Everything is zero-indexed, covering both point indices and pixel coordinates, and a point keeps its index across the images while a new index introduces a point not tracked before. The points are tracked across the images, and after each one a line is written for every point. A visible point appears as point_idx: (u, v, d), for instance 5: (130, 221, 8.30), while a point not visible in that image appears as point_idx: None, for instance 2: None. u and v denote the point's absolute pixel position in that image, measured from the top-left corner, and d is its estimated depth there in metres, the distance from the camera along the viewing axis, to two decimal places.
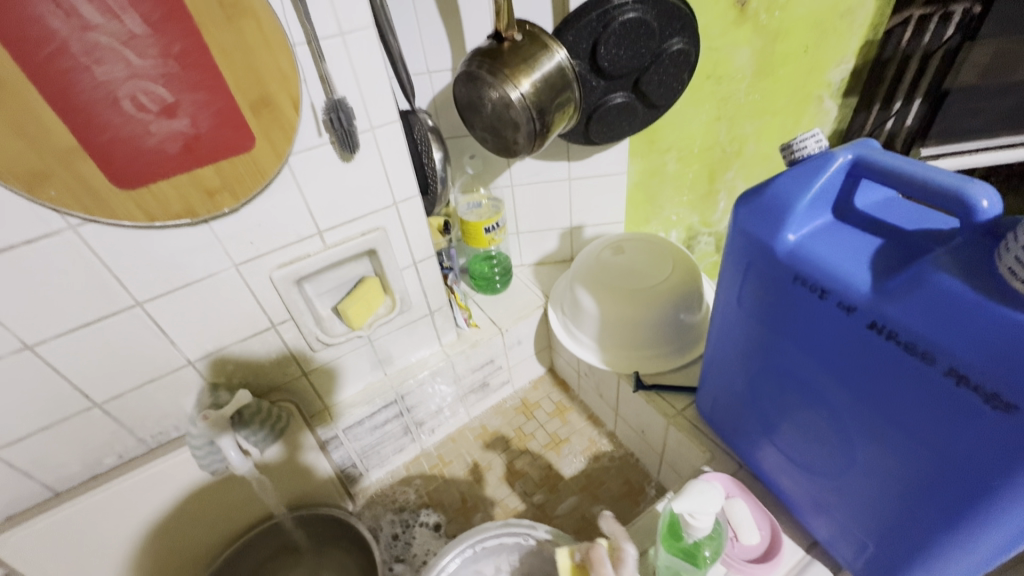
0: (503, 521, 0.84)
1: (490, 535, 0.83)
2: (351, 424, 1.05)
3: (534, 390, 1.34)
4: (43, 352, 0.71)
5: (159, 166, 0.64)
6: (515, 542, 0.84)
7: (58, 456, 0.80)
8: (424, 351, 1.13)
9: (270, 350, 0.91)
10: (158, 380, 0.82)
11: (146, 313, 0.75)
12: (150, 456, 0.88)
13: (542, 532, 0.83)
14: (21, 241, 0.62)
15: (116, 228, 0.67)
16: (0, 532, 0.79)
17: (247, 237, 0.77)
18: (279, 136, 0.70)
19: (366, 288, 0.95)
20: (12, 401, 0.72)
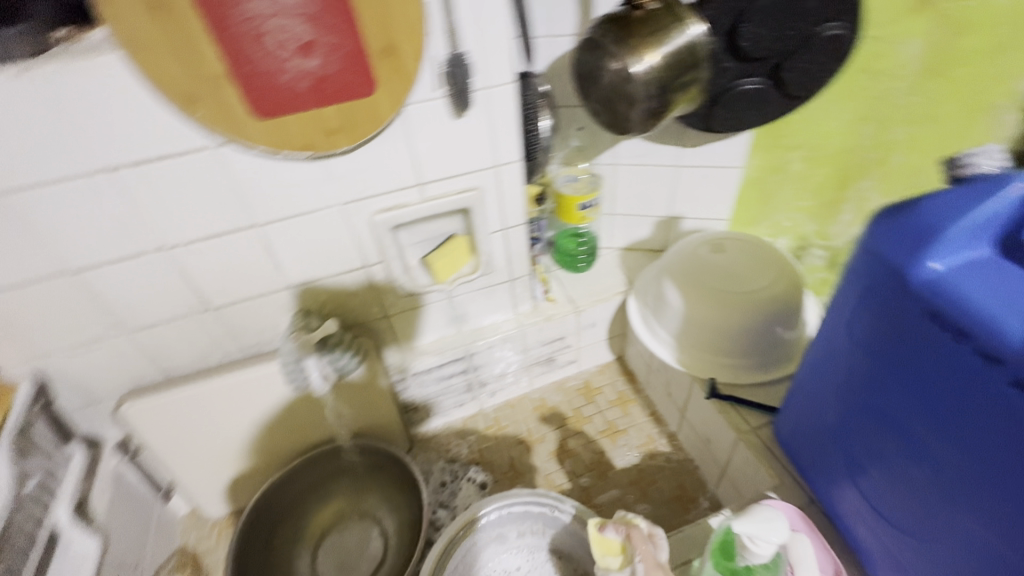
0: (533, 490, 0.90)
1: (519, 501, 0.90)
2: (422, 370, 1.11)
3: (600, 374, 1.32)
4: (177, 255, 0.80)
5: (288, 102, 0.67)
6: (541, 511, 0.90)
7: (176, 347, 0.91)
8: (499, 316, 1.15)
9: (360, 288, 0.97)
10: (262, 297, 0.91)
11: (261, 235, 0.83)
12: (246, 362, 0.97)
13: (570, 507, 0.88)
14: (172, 153, 0.70)
15: (247, 153, 0.73)
16: (123, 401, 0.91)
17: (356, 178, 0.81)
18: (399, 85, 0.71)
19: (454, 244, 0.98)
20: (149, 292, 0.82)
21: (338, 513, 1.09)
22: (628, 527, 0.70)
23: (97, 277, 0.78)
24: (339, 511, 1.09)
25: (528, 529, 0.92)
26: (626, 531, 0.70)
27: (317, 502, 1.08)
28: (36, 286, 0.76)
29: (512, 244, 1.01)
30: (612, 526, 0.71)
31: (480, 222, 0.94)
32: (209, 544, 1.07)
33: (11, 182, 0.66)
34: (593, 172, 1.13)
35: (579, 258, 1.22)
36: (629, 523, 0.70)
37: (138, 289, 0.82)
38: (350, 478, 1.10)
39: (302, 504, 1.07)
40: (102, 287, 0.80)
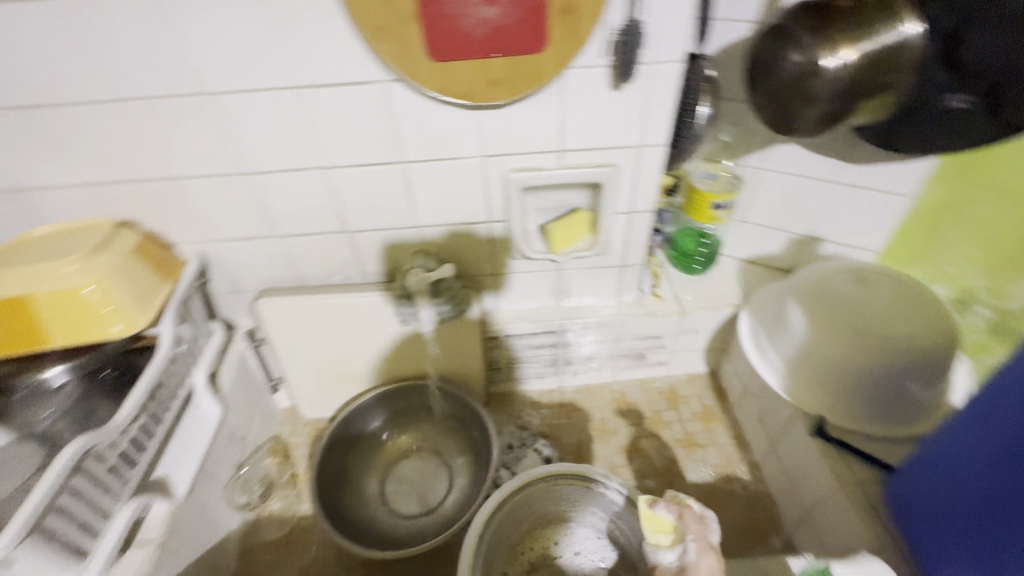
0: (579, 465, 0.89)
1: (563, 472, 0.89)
2: (514, 333, 1.13)
3: (688, 384, 1.26)
4: (331, 175, 0.88)
5: (463, 47, 0.70)
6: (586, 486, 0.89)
7: (310, 259, 1.01)
8: (600, 299, 1.13)
9: (478, 241, 1.00)
10: (391, 230, 0.97)
11: (405, 171, 0.88)
12: (363, 287, 1.05)
13: (616, 486, 0.87)
14: (350, 81, 0.76)
15: (413, 92, 0.78)
16: (261, 295, 1.04)
17: (503, 134, 0.83)
18: (569, 46, 0.71)
19: (576, 217, 0.97)
20: (301, 204, 0.92)
21: (408, 445, 1.16)
22: (681, 508, 0.69)
23: (263, 180, 0.88)
24: (409, 443, 1.16)
25: (569, 506, 0.92)
26: (679, 510, 0.69)
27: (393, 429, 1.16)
28: (217, 179, 0.87)
29: (634, 229, 0.98)
30: (664, 504, 0.70)
31: (608, 200, 0.92)
32: (298, 440, 1.18)
33: (219, 83, 0.76)
34: (735, 173, 1.06)
35: (694, 259, 1.16)
36: (682, 502, 0.69)
37: (293, 199, 0.91)
38: (426, 417, 1.17)
39: (380, 428, 1.15)
40: (265, 190, 0.89)
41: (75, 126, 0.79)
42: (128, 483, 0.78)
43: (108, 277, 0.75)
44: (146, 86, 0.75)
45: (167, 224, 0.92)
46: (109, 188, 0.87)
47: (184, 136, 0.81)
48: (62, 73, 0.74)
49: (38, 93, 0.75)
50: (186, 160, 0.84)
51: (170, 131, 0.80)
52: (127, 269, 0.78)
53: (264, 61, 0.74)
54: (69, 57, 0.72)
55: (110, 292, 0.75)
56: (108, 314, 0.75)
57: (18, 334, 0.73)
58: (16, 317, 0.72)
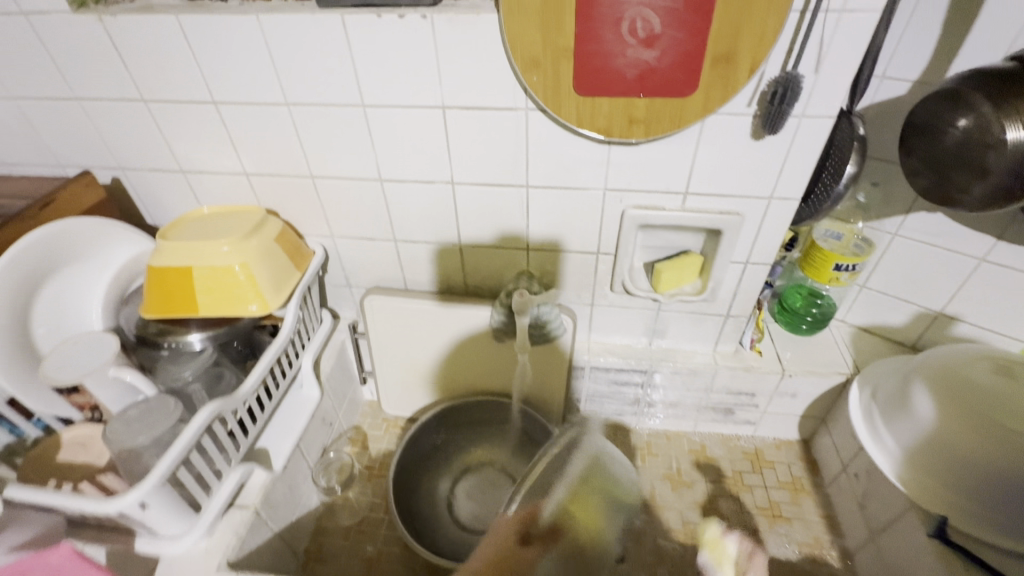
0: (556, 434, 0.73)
1: None
2: (601, 366, 1.12)
3: (775, 449, 1.18)
4: (456, 190, 0.92)
5: (611, 84, 0.71)
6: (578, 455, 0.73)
7: (420, 265, 1.06)
8: (695, 346, 1.09)
9: (582, 270, 1.00)
10: (500, 249, 1.00)
11: (526, 195, 0.90)
12: (463, 298, 1.09)
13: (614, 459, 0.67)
14: (494, 106, 0.80)
15: (551, 122, 0.80)
16: (370, 293, 1.10)
17: (629, 171, 0.84)
18: (718, 93, 0.70)
19: (687, 260, 0.95)
20: (423, 215, 0.97)
21: (475, 458, 1.17)
22: (751, 549, 0.66)
23: (393, 187, 0.94)
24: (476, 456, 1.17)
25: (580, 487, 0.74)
26: (752, 550, 0.65)
27: (464, 439, 1.18)
28: (353, 181, 0.94)
29: (746, 280, 0.95)
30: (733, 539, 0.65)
31: (725, 249, 0.90)
32: (376, 433, 1.24)
33: (374, 96, 0.82)
34: (865, 237, 1.00)
35: (803, 320, 1.10)
36: (756, 543, 0.66)
37: (417, 207, 0.96)
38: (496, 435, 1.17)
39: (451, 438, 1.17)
40: (393, 196, 0.95)
41: (246, 121, 0.89)
42: (241, 449, 0.84)
43: (254, 260, 0.84)
44: (312, 92, 0.83)
45: (303, 216, 1.01)
46: (261, 178, 0.96)
47: (334, 140, 0.89)
48: (246, 75, 0.83)
49: (223, 91, 0.85)
50: (330, 162, 0.92)
51: (323, 134, 0.88)
52: (269, 255, 0.87)
53: (420, 81, 0.79)
54: (255, 61, 0.81)
55: (253, 273, 0.84)
56: (249, 292, 0.83)
57: (175, 300, 0.82)
58: (176, 285, 0.82)
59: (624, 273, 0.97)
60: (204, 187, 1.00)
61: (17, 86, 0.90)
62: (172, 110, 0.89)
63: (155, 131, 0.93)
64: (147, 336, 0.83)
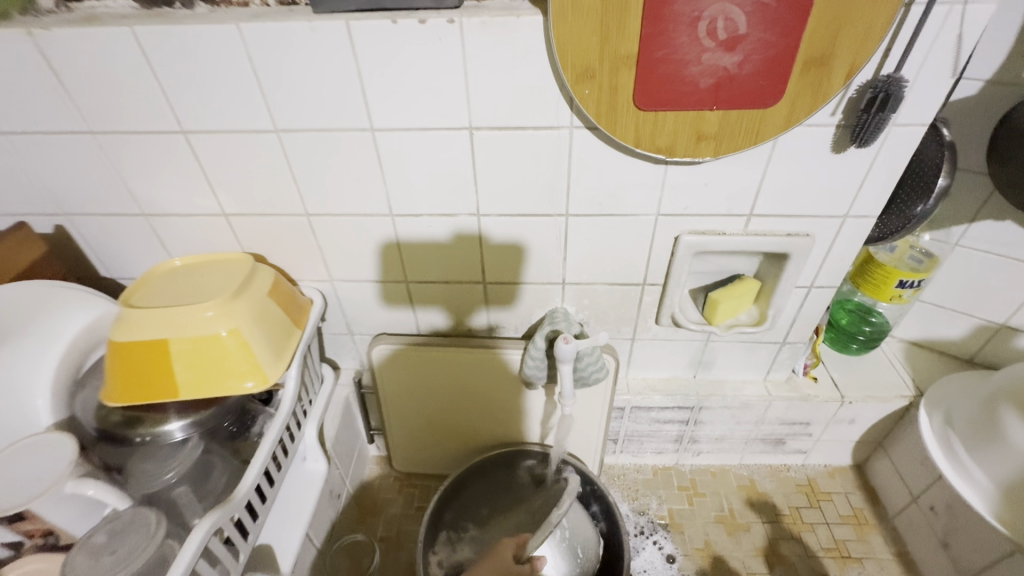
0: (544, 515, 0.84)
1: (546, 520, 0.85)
2: (642, 405, 1.00)
3: (829, 478, 1.09)
4: (482, 223, 0.79)
5: (681, 95, 0.60)
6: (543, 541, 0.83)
7: (435, 307, 0.92)
8: (745, 376, 0.99)
9: (624, 304, 0.88)
10: (532, 284, 0.86)
11: (565, 225, 0.78)
12: (488, 340, 0.94)
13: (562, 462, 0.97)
14: (533, 126, 0.67)
15: (601, 142, 0.68)
16: (377, 340, 0.95)
17: (688, 193, 0.73)
18: (806, 102, 0.60)
19: (744, 286, 0.84)
20: (439, 251, 0.82)
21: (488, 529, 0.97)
22: None
23: (406, 223, 0.79)
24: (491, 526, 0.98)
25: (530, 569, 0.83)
26: None
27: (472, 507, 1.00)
28: (357, 217, 0.79)
29: (808, 306, 0.85)
30: None
31: (790, 275, 0.80)
32: (389, 496, 1.09)
33: (386, 119, 0.68)
34: (925, 248, 0.91)
35: (855, 338, 1.01)
36: None
37: (433, 244, 0.82)
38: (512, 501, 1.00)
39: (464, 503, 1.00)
40: (405, 233, 0.81)
41: (223, 154, 0.73)
42: (241, 559, 0.68)
43: (246, 323, 0.68)
44: (308, 116, 0.68)
45: (296, 260, 0.86)
46: (245, 220, 0.81)
47: (334, 172, 0.74)
48: (222, 98, 0.67)
49: (195, 118, 0.70)
50: (329, 197, 0.77)
51: (321, 166, 0.73)
52: (264, 314, 0.71)
53: (441, 99, 0.66)
54: (234, 82, 0.66)
55: (246, 340, 0.68)
56: (244, 363, 0.67)
57: (147, 383, 0.66)
58: (147, 364, 0.65)
59: (675, 304, 0.86)
60: (172, 233, 0.83)
61: None
62: (129, 145, 0.73)
63: (108, 170, 0.76)
64: (110, 430, 0.67)
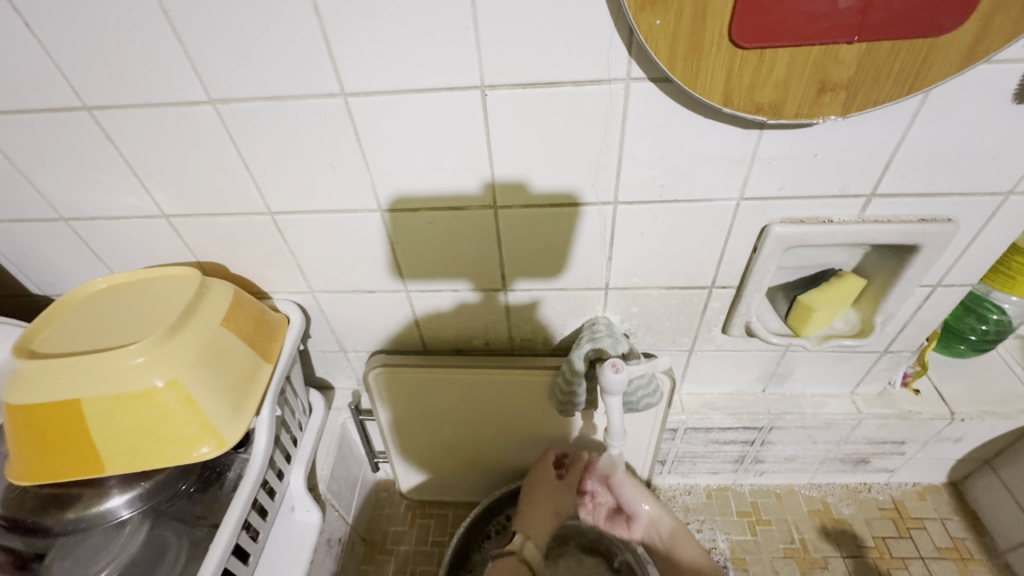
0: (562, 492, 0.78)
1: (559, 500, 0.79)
2: (699, 426, 0.83)
3: (919, 500, 0.92)
4: (501, 219, 0.59)
5: (807, 21, 0.39)
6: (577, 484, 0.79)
7: (445, 319, 0.73)
8: (827, 389, 0.81)
9: (684, 312, 0.69)
10: (565, 291, 0.68)
11: (613, 217, 0.58)
12: (511, 358, 0.76)
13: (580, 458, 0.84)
14: (571, 81, 0.47)
15: (669, 98, 0.48)
16: (374, 360, 0.77)
17: (788, 168, 0.52)
18: (1003, 24, 0.39)
19: (843, 286, 0.64)
20: (447, 253, 0.63)
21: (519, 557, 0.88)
22: None
23: (398, 221, 0.60)
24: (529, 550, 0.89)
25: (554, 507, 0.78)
26: None
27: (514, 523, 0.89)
28: (336, 216, 0.60)
29: (927, 309, 0.66)
30: None
31: (913, 276, 0.60)
32: (400, 529, 0.95)
33: (361, 81, 0.48)
34: None
35: (964, 339, 0.81)
36: None
37: (437, 248, 0.63)
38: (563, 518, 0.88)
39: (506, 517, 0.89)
40: (398, 234, 0.62)
41: (144, 135, 0.53)
42: None
43: (191, 369, 0.51)
44: (253, 81, 0.48)
45: (265, 268, 0.67)
46: (192, 222, 0.62)
47: (298, 158, 0.54)
48: (128, 60, 0.48)
49: (99, 90, 0.50)
50: (295, 192, 0.58)
51: (278, 151, 0.54)
52: (217, 350, 0.54)
53: (439, 47, 0.45)
54: (141, 31, 0.46)
55: (192, 391, 0.51)
56: (190, 424, 0.50)
57: (60, 455, 0.49)
58: (55, 432, 0.48)
59: (752, 311, 0.66)
60: (107, 242, 0.65)
61: None
62: (19, 130, 0.54)
63: (2, 163, 0.57)
64: (23, 519, 0.52)
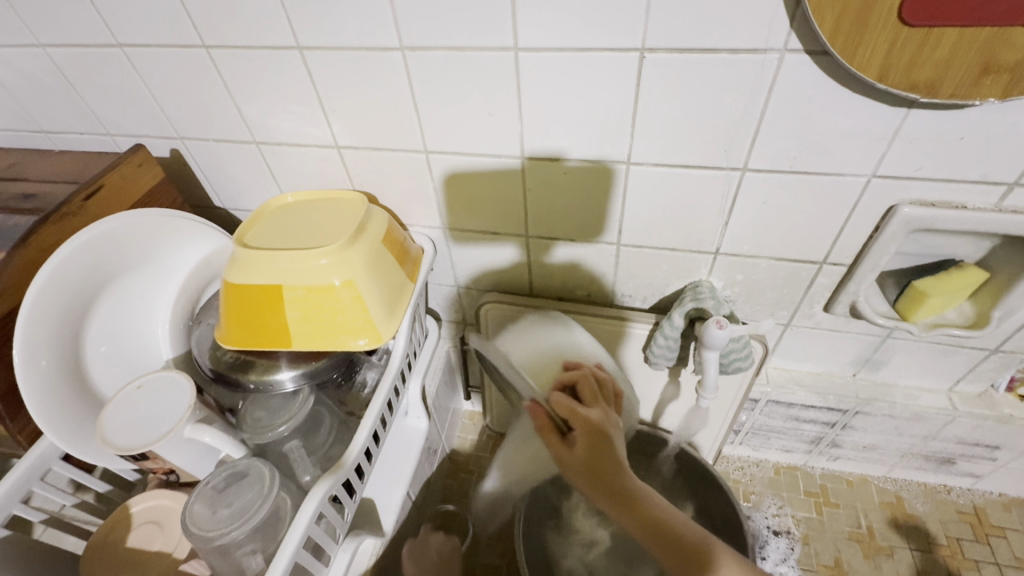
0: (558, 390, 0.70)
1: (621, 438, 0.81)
2: (781, 401, 0.86)
3: (1003, 510, 0.91)
4: (628, 175, 0.64)
5: (984, 2, 0.41)
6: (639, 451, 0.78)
7: (556, 267, 0.80)
8: (922, 383, 0.81)
9: (788, 285, 0.72)
10: (677, 253, 0.72)
11: (740, 183, 0.62)
12: (610, 309, 0.82)
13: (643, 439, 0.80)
14: (727, 48, 0.51)
15: (822, 71, 0.51)
16: (486, 296, 0.86)
17: (929, 149, 0.54)
18: None
19: (962, 277, 0.64)
20: (571, 203, 0.70)
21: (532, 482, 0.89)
22: None
23: (458, 184, 0.72)
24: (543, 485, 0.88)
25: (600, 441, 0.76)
26: None
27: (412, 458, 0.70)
28: (481, 159, 0.68)
29: None
30: None
31: None
32: (482, 455, 1.06)
33: (533, 36, 0.54)
34: None
35: None
36: None
37: (563, 200, 0.69)
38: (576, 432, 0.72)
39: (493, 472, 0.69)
40: (455, 193, 0.73)
41: (336, 74, 0.63)
42: (347, 518, 0.63)
43: (362, 273, 0.61)
44: (438, 31, 0.56)
45: (407, 202, 0.77)
46: (358, 154, 0.72)
47: (459, 105, 0.62)
48: (342, 8, 0.57)
49: (312, 31, 0.60)
50: (452, 135, 0.66)
51: (446, 96, 0.62)
52: (379, 263, 0.64)
53: (610, 7, 0.51)
54: None
55: (361, 292, 0.61)
56: (358, 319, 0.61)
57: (257, 328, 0.61)
58: (260, 309, 0.60)
59: (861, 291, 0.68)
60: (284, 165, 0.77)
61: (42, 29, 0.67)
62: (241, 63, 0.65)
63: (221, 90, 0.69)
64: (224, 373, 0.64)
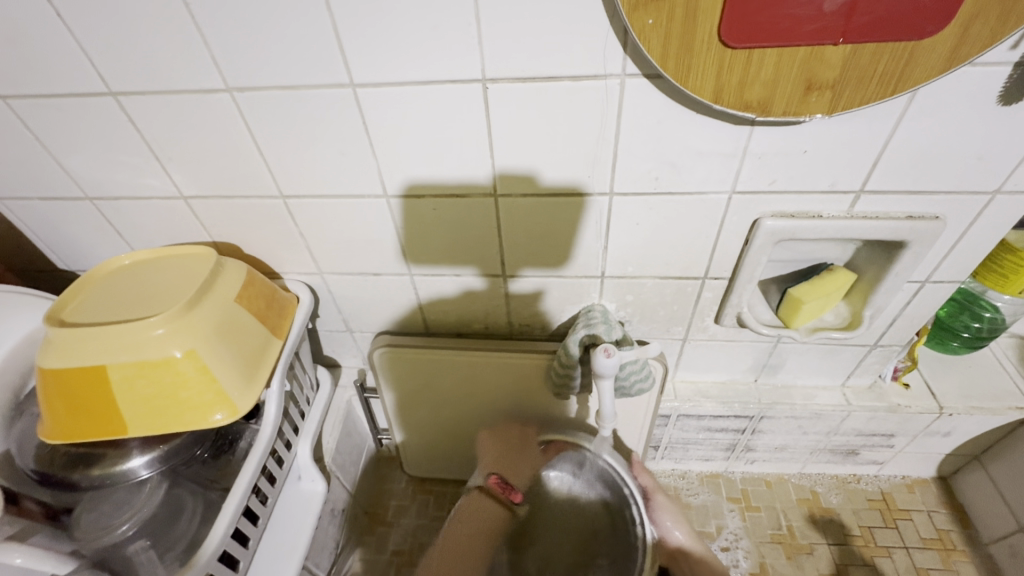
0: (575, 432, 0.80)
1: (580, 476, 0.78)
2: (692, 413, 0.85)
3: (908, 492, 0.95)
4: (500, 207, 0.62)
5: (794, 23, 0.41)
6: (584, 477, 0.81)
7: (448, 303, 0.76)
8: (817, 381, 0.83)
9: (677, 301, 0.72)
10: (563, 279, 0.70)
11: (609, 208, 0.60)
12: (508, 341, 0.79)
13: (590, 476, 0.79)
14: (568, 75, 0.49)
15: (663, 94, 0.50)
16: (378, 340, 0.80)
17: (777, 163, 0.54)
18: (982, 30, 0.40)
19: (831, 280, 0.66)
20: (447, 238, 0.66)
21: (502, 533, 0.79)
22: None
23: (325, 227, 0.67)
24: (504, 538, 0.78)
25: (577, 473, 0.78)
26: None
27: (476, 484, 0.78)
28: (344, 201, 0.63)
29: (916, 304, 0.68)
30: None
31: (902, 271, 0.62)
32: (402, 503, 1.00)
33: (370, 74, 0.51)
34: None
35: (956, 336, 0.83)
36: None
37: (438, 235, 0.66)
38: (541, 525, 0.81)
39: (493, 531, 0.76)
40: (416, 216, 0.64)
41: (162, 120, 0.57)
42: None
43: (207, 340, 0.54)
44: (266, 71, 0.51)
45: (275, 249, 0.71)
46: (209, 203, 0.65)
47: (308, 147, 0.58)
48: (154, 51, 0.51)
49: (125, 76, 0.53)
50: (307, 177, 0.61)
51: (291, 139, 0.57)
52: (231, 324, 0.57)
53: (443, 39, 0.48)
54: (164, 23, 0.48)
55: (207, 362, 0.54)
56: (207, 391, 0.54)
57: (85, 417, 0.53)
58: (85, 394, 0.52)
59: (743, 302, 0.68)
60: (129, 221, 0.69)
61: None
62: (49, 113, 0.57)
63: (33, 144, 0.60)
64: (53, 474, 0.55)
